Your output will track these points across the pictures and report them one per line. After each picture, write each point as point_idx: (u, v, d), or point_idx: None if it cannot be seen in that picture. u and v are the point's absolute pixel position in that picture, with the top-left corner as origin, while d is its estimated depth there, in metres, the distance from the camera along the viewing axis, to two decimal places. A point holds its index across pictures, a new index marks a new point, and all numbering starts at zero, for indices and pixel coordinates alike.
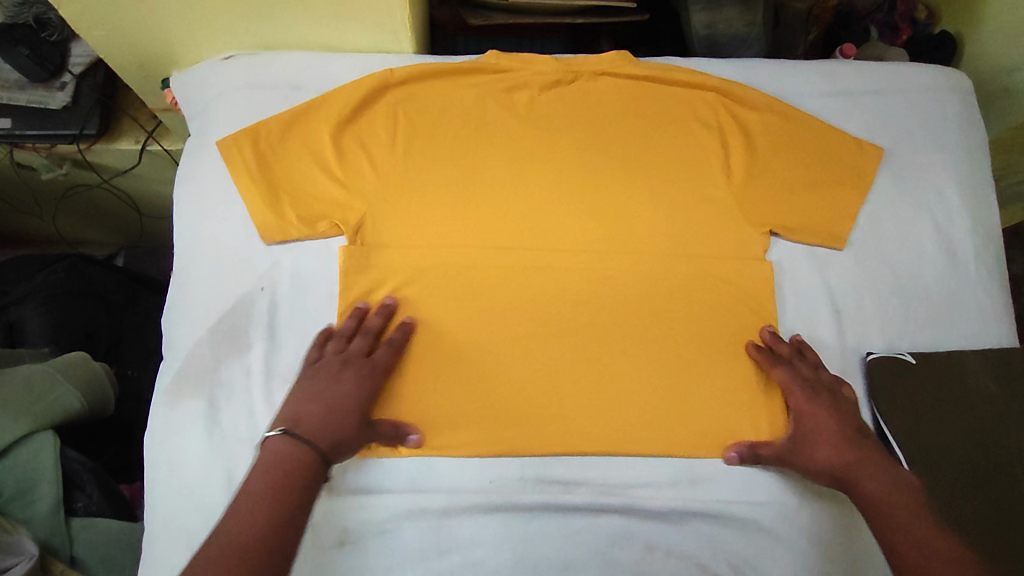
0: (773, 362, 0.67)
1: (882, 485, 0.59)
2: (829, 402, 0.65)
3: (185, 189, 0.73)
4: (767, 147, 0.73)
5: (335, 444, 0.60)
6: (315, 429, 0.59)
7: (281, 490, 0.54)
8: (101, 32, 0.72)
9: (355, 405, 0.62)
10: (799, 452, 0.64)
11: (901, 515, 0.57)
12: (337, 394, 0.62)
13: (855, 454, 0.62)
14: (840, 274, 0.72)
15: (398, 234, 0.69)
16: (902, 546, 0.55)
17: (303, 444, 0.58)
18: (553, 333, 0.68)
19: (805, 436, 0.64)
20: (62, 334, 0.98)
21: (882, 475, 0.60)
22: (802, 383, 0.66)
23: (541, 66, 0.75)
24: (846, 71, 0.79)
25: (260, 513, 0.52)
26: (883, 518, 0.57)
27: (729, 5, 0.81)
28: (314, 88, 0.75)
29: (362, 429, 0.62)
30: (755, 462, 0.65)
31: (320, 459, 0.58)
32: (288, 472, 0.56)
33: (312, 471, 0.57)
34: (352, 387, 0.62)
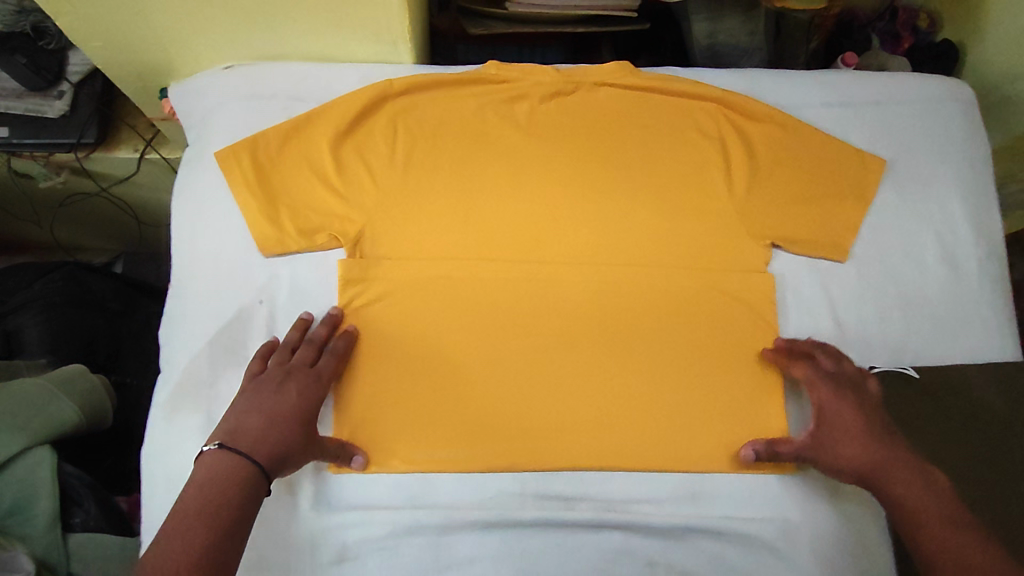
0: (791, 361, 0.66)
1: (911, 488, 0.59)
2: (855, 397, 0.64)
3: (184, 201, 0.73)
4: (769, 158, 0.73)
5: (276, 456, 0.58)
6: (253, 441, 0.58)
7: (215, 507, 0.54)
8: (100, 43, 0.72)
9: (296, 415, 0.61)
10: (823, 450, 0.63)
11: (933, 522, 0.57)
12: (278, 405, 0.60)
13: (883, 454, 0.61)
14: (842, 287, 0.72)
15: (396, 246, 0.69)
16: (934, 556, 0.56)
17: (240, 459, 0.57)
18: (553, 347, 0.68)
19: (829, 434, 0.63)
20: (60, 343, 0.97)
21: (908, 476, 0.60)
22: (824, 379, 0.65)
23: (541, 76, 0.74)
24: (848, 81, 0.78)
25: (194, 531, 0.52)
26: (914, 524, 0.58)
27: (730, 15, 0.81)
28: (313, 99, 0.74)
29: (308, 440, 0.60)
30: (772, 459, 0.64)
31: (258, 474, 0.57)
32: (223, 490, 0.55)
33: (249, 487, 0.56)
34: (293, 396, 0.61)
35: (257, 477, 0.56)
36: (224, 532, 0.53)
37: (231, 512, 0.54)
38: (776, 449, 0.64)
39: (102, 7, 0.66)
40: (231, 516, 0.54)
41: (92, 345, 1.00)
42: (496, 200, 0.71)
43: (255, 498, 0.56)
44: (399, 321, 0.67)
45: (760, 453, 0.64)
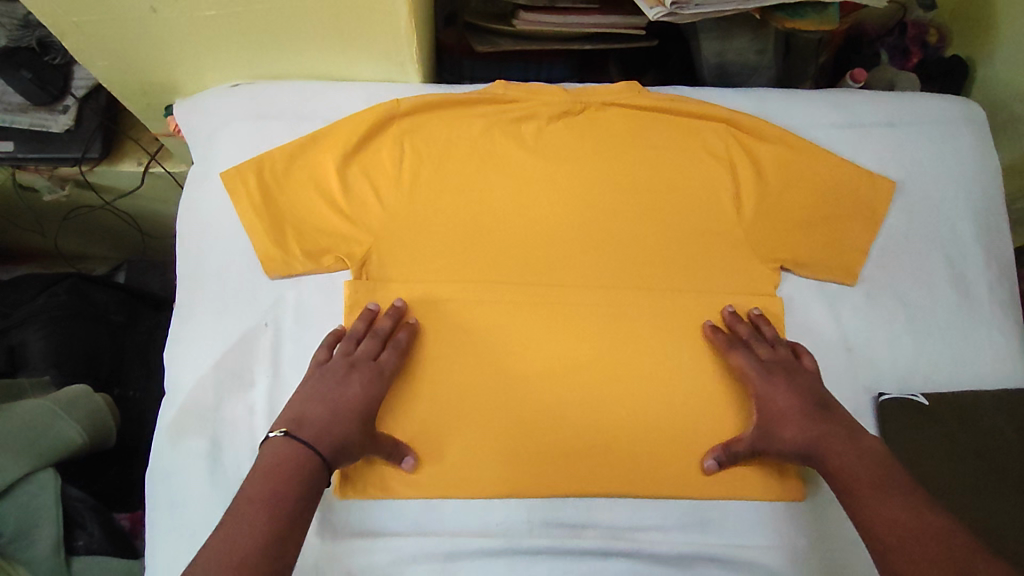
0: (728, 347, 0.66)
1: (846, 458, 0.58)
2: (786, 378, 0.64)
3: (188, 222, 0.72)
4: (779, 180, 0.72)
5: (339, 448, 0.58)
6: (320, 432, 0.58)
7: (282, 497, 0.53)
8: (104, 63, 0.72)
9: (360, 408, 0.61)
10: (764, 438, 0.63)
11: (865, 488, 0.56)
12: (345, 396, 0.61)
13: (815, 430, 0.61)
14: (851, 311, 0.71)
15: (403, 268, 0.68)
16: (868, 523, 0.54)
17: (306, 448, 0.56)
18: (561, 370, 0.67)
19: (769, 419, 0.63)
20: (64, 358, 0.96)
21: (842, 443, 0.59)
22: (759, 365, 0.65)
23: (548, 96, 0.74)
24: (858, 101, 0.78)
25: (260, 522, 0.51)
26: (850, 489, 0.57)
27: (740, 34, 0.80)
28: (320, 119, 0.74)
29: (367, 434, 0.61)
30: (733, 460, 0.64)
31: (320, 463, 0.56)
32: (287, 479, 0.54)
33: (311, 477, 0.55)
34: (358, 389, 0.61)
35: (320, 470, 0.56)
36: (288, 519, 0.52)
37: (296, 502, 0.53)
38: (730, 449, 0.64)
39: (108, 27, 0.66)
40: (296, 506, 0.53)
41: (94, 358, 1.00)
42: (503, 220, 0.71)
43: (316, 490, 0.55)
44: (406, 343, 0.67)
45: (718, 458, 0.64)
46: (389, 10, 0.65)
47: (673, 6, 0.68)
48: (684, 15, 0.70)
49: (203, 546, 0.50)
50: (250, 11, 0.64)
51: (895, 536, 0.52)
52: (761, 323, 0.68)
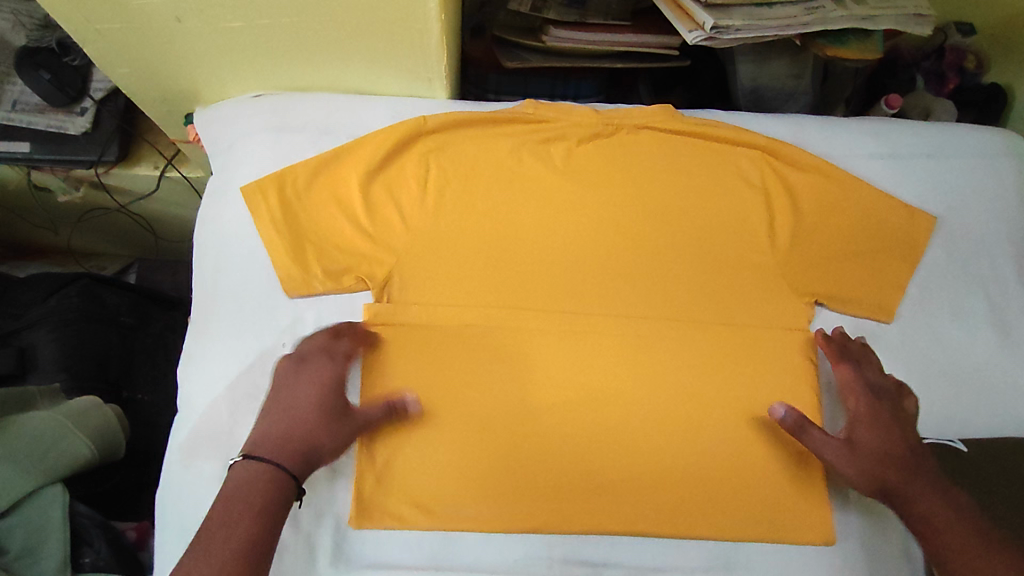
0: (841, 358, 0.65)
1: (936, 507, 0.58)
2: (890, 413, 0.62)
3: (205, 234, 0.70)
4: (815, 212, 0.70)
5: (302, 461, 0.57)
6: (279, 448, 0.57)
7: (240, 516, 0.53)
8: (125, 69, 0.70)
9: (313, 403, 0.59)
10: (851, 457, 0.60)
11: (951, 538, 0.56)
12: (306, 407, 0.59)
13: (911, 475, 0.59)
14: (886, 350, 0.69)
15: (425, 290, 0.66)
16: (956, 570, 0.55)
17: (269, 466, 0.55)
18: (586, 402, 0.65)
19: (863, 444, 0.61)
20: (74, 361, 0.94)
21: (936, 501, 0.58)
22: (866, 389, 0.64)
23: (579, 117, 0.72)
24: (898, 132, 0.76)
25: (220, 545, 0.51)
26: (940, 546, 0.56)
27: (777, 59, 0.78)
28: (343, 133, 0.72)
29: (334, 421, 0.59)
30: (802, 430, 0.61)
31: (288, 481, 0.56)
32: (246, 496, 0.54)
33: (274, 487, 0.55)
34: (315, 398, 0.60)
35: (289, 488, 0.55)
36: (253, 551, 0.52)
37: (259, 532, 0.53)
38: (812, 431, 0.61)
39: (132, 36, 0.64)
40: (258, 522, 0.53)
41: (105, 362, 0.98)
42: (531, 243, 0.69)
43: (280, 499, 0.55)
44: (427, 368, 0.64)
45: (792, 421, 0.61)
46: (420, 26, 0.63)
47: (713, 30, 0.67)
48: (724, 40, 0.69)
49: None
50: (278, 24, 0.63)
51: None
52: (869, 350, 0.67)
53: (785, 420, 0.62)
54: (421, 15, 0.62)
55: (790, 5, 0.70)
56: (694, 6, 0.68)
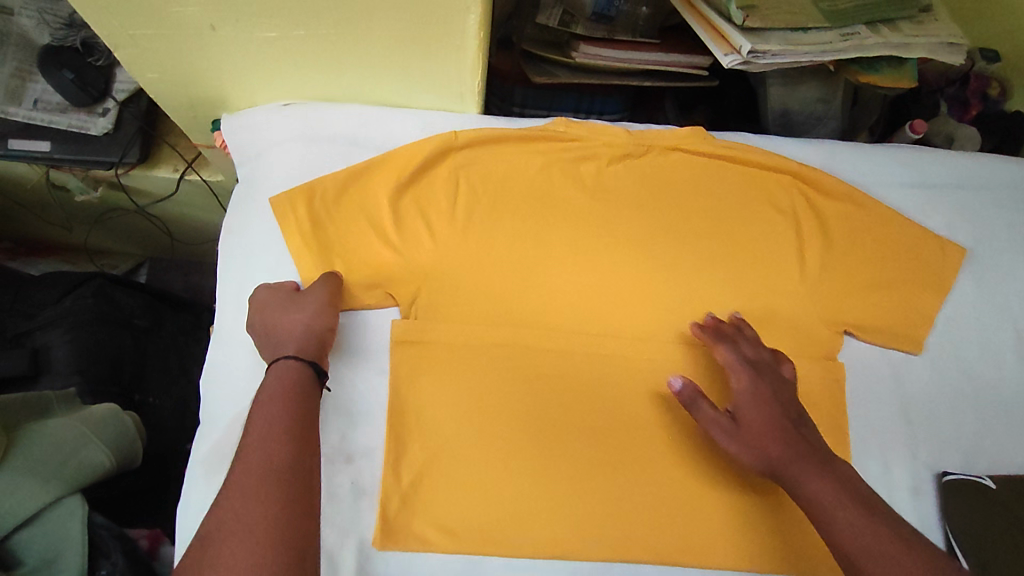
0: (717, 341, 0.65)
1: (821, 483, 0.55)
2: (771, 386, 0.62)
3: (231, 242, 0.70)
4: (844, 241, 0.71)
5: (304, 346, 0.60)
6: (282, 349, 0.60)
7: (277, 409, 0.55)
8: (155, 75, 0.69)
9: (276, 312, 0.62)
10: (737, 435, 0.60)
11: (841, 513, 0.53)
12: (276, 315, 0.62)
13: (792, 450, 0.58)
14: (915, 382, 0.69)
15: (453, 309, 0.65)
16: (848, 548, 0.52)
17: (275, 365, 0.59)
18: (615, 426, 0.65)
19: (747, 425, 0.60)
20: (88, 363, 0.94)
21: (819, 476, 0.56)
22: (744, 363, 0.63)
23: (610, 137, 0.72)
24: (931, 161, 0.76)
25: (272, 435, 0.54)
26: (824, 522, 0.54)
27: (807, 84, 0.78)
28: (374, 146, 0.71)
29: (297, 301, 0.62)
30: (691, 405, 0.62)
31: (300, 361, 0.59)
32: (278, 392, 0.57)
33: (303, 378, 0.58)
34: (276, 308, 0.62)
35: (308, 371, 0.59)
36: (298, 434, 0.55)
37: (299, 420, 0.55)
38: (701, 406, 0.62)
39: (165, 42, 0.64)
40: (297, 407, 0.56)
41: (118, 364, 0.98)
42: (561, 263, 0.68)
43: (307, 382, 0.58)
44: (454, 387, 0.64)
45: (685, 394, 0.62)
46: (457, 41, 0.63)
47: (751, 54, 0.66)
48: (759, 64, 0.68)
49: (229, 475, 0.52)
50: (313, 35, 0.62)
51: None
52: (744, 325, 0.66)
53: (679, 392, 0.62)
54: (460, 31, 0.61)
55: (826, 30, 0.70)
56: (731, 29, 0.67)
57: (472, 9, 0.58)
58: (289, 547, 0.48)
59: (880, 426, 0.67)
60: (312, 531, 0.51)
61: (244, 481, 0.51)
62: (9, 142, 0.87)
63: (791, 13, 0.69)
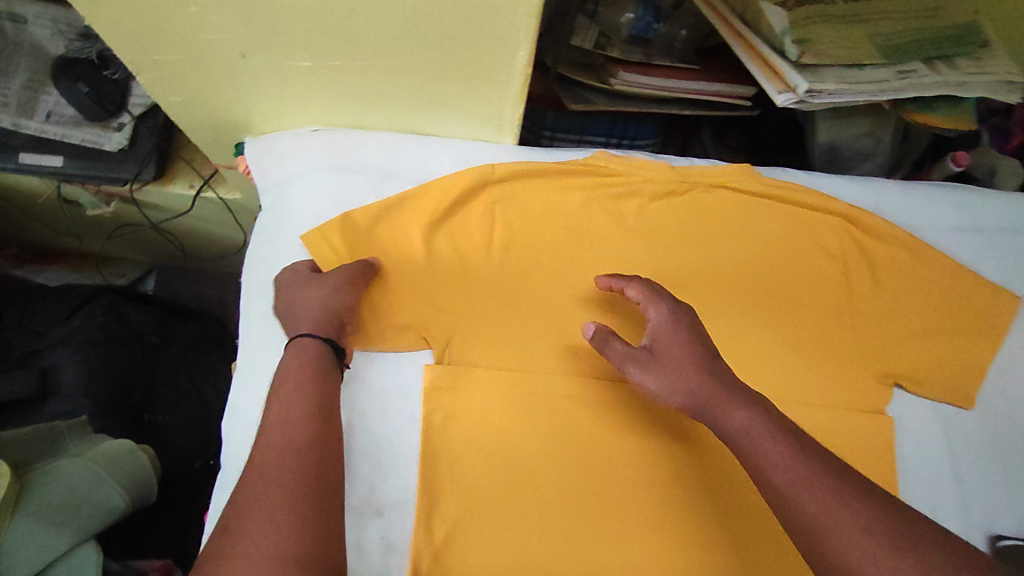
0: (628, 280, 0.61)
1: (744, 413, 0.52)
2: (686, 319, 0.58)
3: (256, 274, 0.66)
4: (895, 287, 0.68)
5: (321, 323, 0.57)
6: (299, 329, 0.58)
7: (297, 395, 0.53)
8: (177, 98, 0.66)
9: (293, 291, 0.60)
10: (654, 374, 0.56)
11: (766, 443, 0.50)
12: (297, 296, 0.60)
13: (711, 382, 0.54)
14: (965, 437, 0.66)
15: (488, 353, 0.63)
16: (774, 475, 0.48)
17: (292, 344, 0.57)
18: (657, 480, 0.62)
19: (663, 361, 0.56)
20: (97, 386, 0.90)
21: (739, 409, 0.52)
22: (659, 296, 0.59)
23: (653, 173, 0.69)
24: (983, 204, 0.74)
25: (294, 424, 0.51)
26: (746, 451, 0.51)
27: (858, 118, 0.76)
28: (406, 178, 0.68)
29: (314, 280, 0.60)
30: (604, 347, 0.59)
31: (317, 342, 0.56)
32: (297, 376, 0.54)
33: (323, 363, 0.55)
34: (293, 286, 0.61)
35: (327, 349, 0.56)
36: (318, 420, 0.52)
37: (320, 403, 0.53)
38: (616, 348, 0.58)
39: (191, 68, 0.60)
40: (318, 390, 0.53)
41: (128, 387, 0.94)
42: (602, 306, 0.65)
43: (328, 366, 0.55)
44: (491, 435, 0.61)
45: (598, 339, 0.59)
46: (502, 77, 0.60)
47: (807, 94, 0.63)
48: (814, 103, 0.65)
49: (248, 462, 0.50)
50: (350, 66, 0.59)
51: (794, 519, 0.47)
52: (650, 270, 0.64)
53: (594, 338, 0.59)
54: (505, 67, 0.58)
55: (882, 67, 0.67)
56: (785, 66, 0.64)
57: (522, 45, 0.55)
58: (306, 533, 0.46)
59: (933, 483, 0.65)
60: (334, 526, 0.48)
61: (262, 467, 0.48)
62: (20, 156, 0.84)
63: (846, 49, 0.66)
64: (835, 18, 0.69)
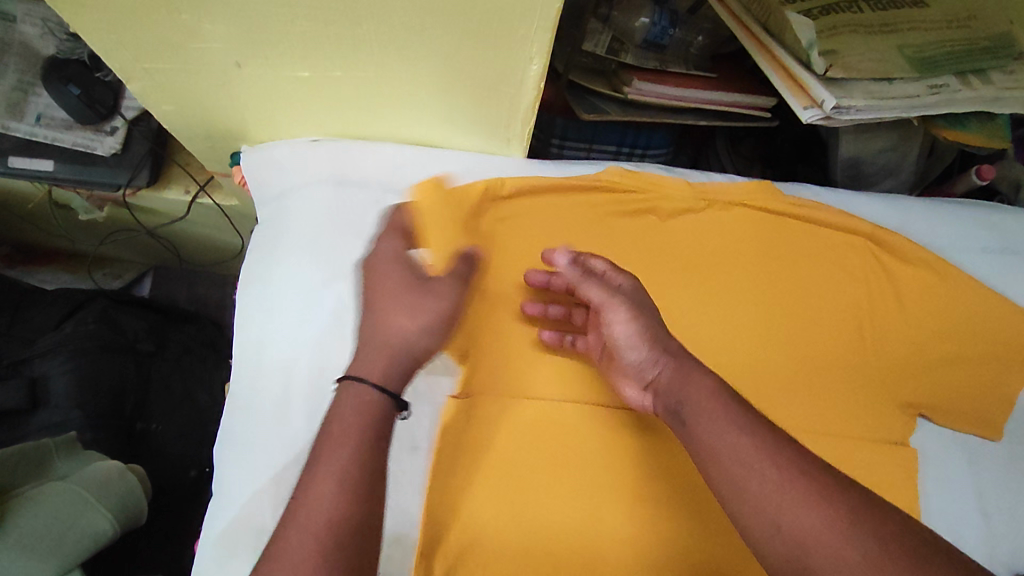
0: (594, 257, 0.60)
1: (703, 382, 0.47)
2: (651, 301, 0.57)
3: (251, 293, 0.62)
4: (922, 312, 0.65)
5: (393, 369, 0.48)
6: (370, 360, 0.48)
7: (342, 463, 0.42)
8: (170, 106, 0.63)
9: (404, 291, 0.52)
10: (632, 320, 0.53)
11: (723, 410, 0.45)
12: (387, 299, 0.51)
13: (675, 348, 0.51)
14: (992, 471, 0.63)
15: (494, 380, 0.60)
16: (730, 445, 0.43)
17: (365, 386, 0.46)
18: (676, 513, 0.57)
19: (640, 306, 0.54)
20: (91, 396, 0.88)
21: (697, 372, 0.48)
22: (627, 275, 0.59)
23: (668, 190, 0.67)
24: (1012, 224, 0.71)
25: (334, 504, 0.41)
26: (702, 424, 0.45)
27: (882, 135, 0.73)
28: (410, 192, 0.65)
29: (425, 295, 0.51)
30: (585, 266, 0.56)
31: (384, 399, 0.46)
32: (347, 438, 0.43)
33: (376, 426, 0.45)
34: (398, 290, 0.52)
35: (387, 405, 0.46)
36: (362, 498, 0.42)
37: (369, 471, 0.43)
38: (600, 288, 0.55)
39: (184, 76, 0.57)
40: (370, 460, 0.43)
41: (120, 396, 0.91)
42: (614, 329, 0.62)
43: (383, 428, 0.45)
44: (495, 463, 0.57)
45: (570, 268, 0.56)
46: (512, 91, 0.57)
47: (833, 109, 0.61)
48: (840, 120, 0.63)
49: (274, 538, 0.41)
50: (352, 77, 0.56)
51: (738, 499, 0.41)
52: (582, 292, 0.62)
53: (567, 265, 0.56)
54: (515, 79, 0.55)
55: (912, 82, 0.64)
56: (812, 80, 0.61)
57: (535, 59, 0.52)
58: None
59: (959, 521, 0.61)
60: None
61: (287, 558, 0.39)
62: (8, 160, 0.80)
63: (876, 61, 0.63)
64: (864, 28, 0.65)
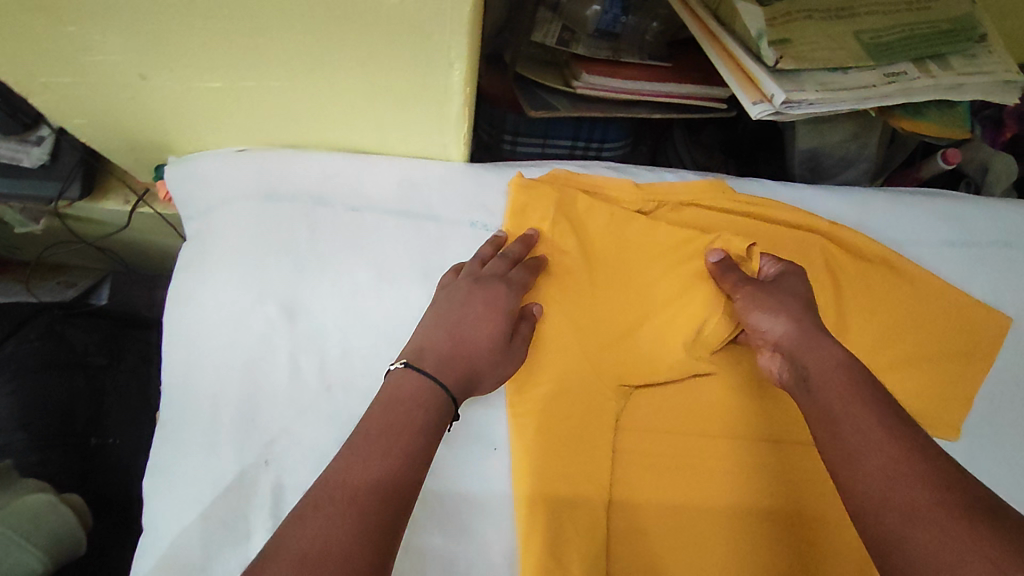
0: (731, 277, 0.58)
1: (829, 363, 0.50)
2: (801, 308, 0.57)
3: (177, 317, 0.59)
4: (866, 308, 0.63)
5: (453, 375, 0.49)
6: (443, 367, 0.49)
7: (399, 425, 0.44)
8: (82, 120, 0.59)
9: (489, 335, 0.52)
10: (774, 310, 0.55)
11: (848, 392, 0.47)
12: (470, 330, 0.52)
13: (805, 323, 0.54)
14: None
15: None
16: (845, 425, 0.45)
17: (432, 380, 0.48)
18: (752, 477, 0.57)
19: (766, 295, 0.56)
20: (34, 416, 0.84)
21: (826, 342, 0.52)
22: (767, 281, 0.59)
23: (615, 191, 0.64)
24: (970, 212, 0.69)
25: (387, 453, 0.43)
26: (824, 399, 0.48)
27: (837, 126, 0.72)
28: (342, 204, 0.61)
29: (501, 346, 0.52)
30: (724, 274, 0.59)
31: (447, 402, 0.48)
32: (412, 406, 0.46)
33: (435, 404, 0.47)
34: (484, 329, 0.52)
35: (441, 396, 0.48)
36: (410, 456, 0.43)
37: (422, 436, 0.45)
38: (735, 282, 0.58)
39: (88, 89, 0.53)
40: (416, 433, 0.44)
41: (70, 413, 0.86)
42: None
43: (442, 412, 0.47)
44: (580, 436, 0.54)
45: (722, 269, 0.59)
46: (440, 96, 0.53)
47: (783, 105, 0.57)
48: (793, 114, 0.60)
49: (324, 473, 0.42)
50: (265, 87, 0.52)
51: (851, 463, 0.44)
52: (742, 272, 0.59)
53: (713, 267, 0.59)
54: (440, 85, 0.52)
55: (868, 71, 0.61)
56: (761, 73, 0.58)
57: (456, 65, 0.49)
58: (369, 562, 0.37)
59: None
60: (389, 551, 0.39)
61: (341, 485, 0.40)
62: None
63: (830, 50, 0.60)
64: (819, 14, 0.62)
